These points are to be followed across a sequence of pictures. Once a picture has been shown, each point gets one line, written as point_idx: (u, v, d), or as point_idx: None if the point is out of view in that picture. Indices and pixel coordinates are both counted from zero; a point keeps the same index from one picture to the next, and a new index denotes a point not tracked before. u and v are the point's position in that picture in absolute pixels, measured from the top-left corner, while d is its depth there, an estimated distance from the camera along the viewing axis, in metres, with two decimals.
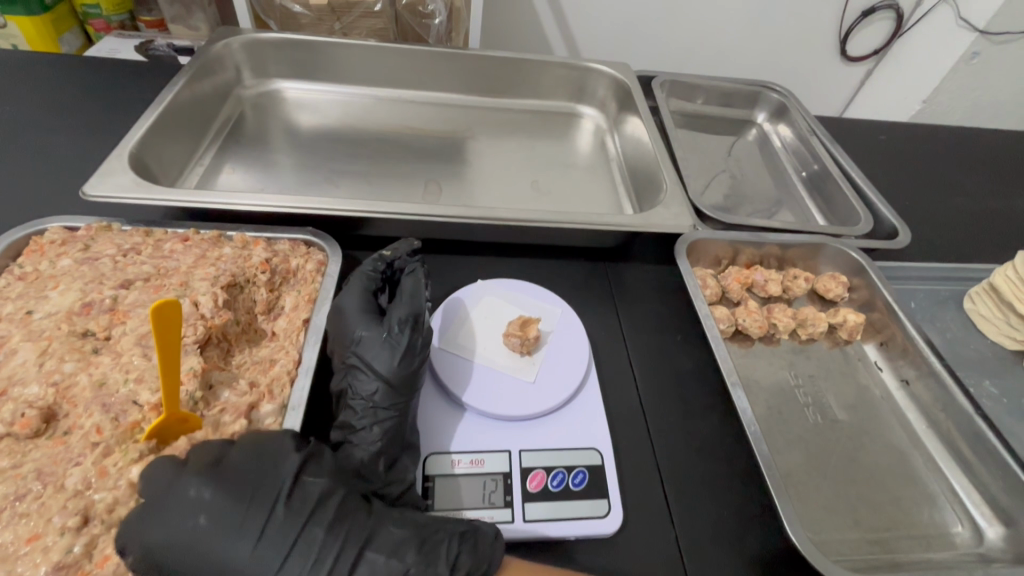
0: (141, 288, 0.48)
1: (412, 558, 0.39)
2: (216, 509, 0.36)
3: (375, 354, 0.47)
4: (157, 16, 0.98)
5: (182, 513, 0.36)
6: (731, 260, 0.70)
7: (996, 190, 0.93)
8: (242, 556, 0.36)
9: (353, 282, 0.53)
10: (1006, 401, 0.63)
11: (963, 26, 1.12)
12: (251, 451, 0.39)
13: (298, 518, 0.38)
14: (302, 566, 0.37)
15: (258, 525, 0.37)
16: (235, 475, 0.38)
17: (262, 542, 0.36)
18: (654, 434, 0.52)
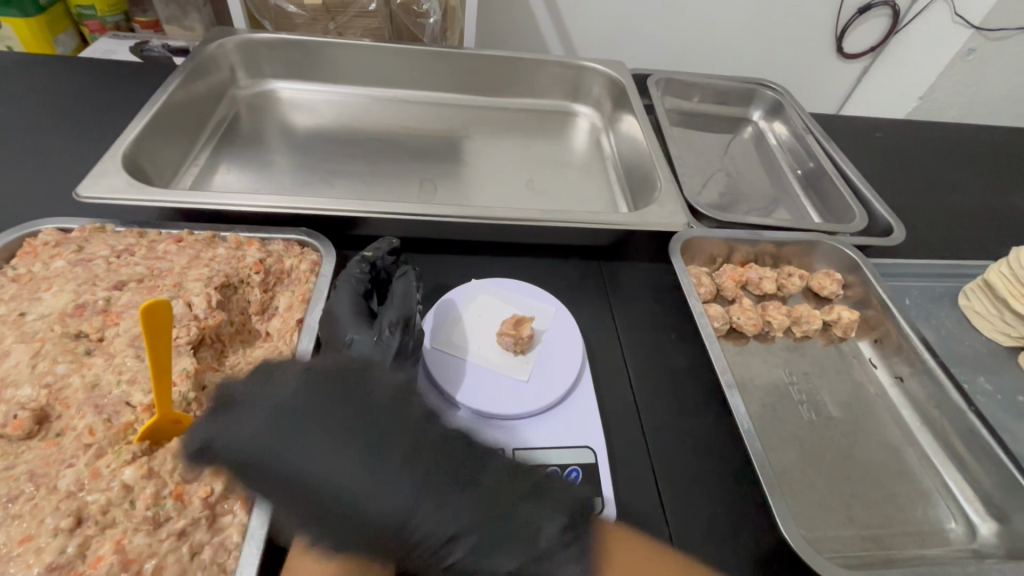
0: (134, 289, 0.48)
1: (518, 485, 0.39)
2: (319, 417, 0.39)
3: (367, 357, 0.48)
4: (153, 16, 0.99)
5: (282, 420, 0.38)
6: (726, 258, 0.70)
7: (992, 187, 0.94)
8: (343, 469, 0.37)
9: (341, 285, 0.53)
10: (1001, 397, 0.64)
11: (959, 22, 1.12)
12: (344, 373, 0.41)
13: (387, 434, 0.39)
14: (394, 480, 0.37)
15: (362, 437, 0.38)
16: (339, 391, 0.40)
17: (363, 455, 0.38)
18: (649, 432, 0.52)
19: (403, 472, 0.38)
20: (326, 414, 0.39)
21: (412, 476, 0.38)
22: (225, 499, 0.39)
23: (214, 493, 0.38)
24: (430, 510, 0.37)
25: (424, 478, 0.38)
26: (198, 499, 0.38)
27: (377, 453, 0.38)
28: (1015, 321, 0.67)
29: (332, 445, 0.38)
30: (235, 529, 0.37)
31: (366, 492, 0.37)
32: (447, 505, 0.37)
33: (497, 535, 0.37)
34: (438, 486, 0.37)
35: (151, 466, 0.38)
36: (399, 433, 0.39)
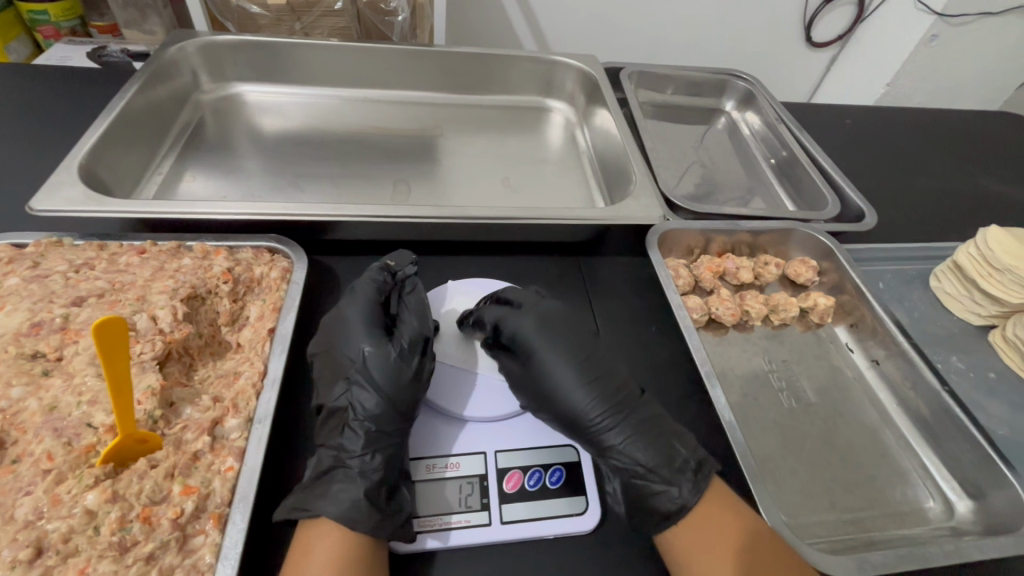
0: (94, 305, 0.46)
1: (665, 423, 0.49)
2: (562, 335, 0.52)
3: (383, 374, 0.46)
4: (111, 20, 0.97)
5: (541, 335, 0.51)
6: (703, 249, 0.70)
7: (958, 169, 0.96)
8: (559, 368, 0.50)
9: (359, 291, 0.52)
10: (973, 375, 0.65)
11: (922, 9, 1.14)
12: (561, 313, 0.54)
13: (596, 361, 0.51)
14: (593, 389, 0.49)
15: (582, 358, 0.51)
16: (572, 328, 0.53)
17: (580, 371, 0.50)
18: (625, 441, 0.47)
19: (595, 385, 0.49)
20: (560, 335, 0.52)
21: (600, 387, 0.49)
22: (196, 519, 0.37)
23: (184, 513, 0.37)
24: (607, 415, 0.48)
25: (609, 389, 0.49)
26: (167, 521, 0.36)
27: (587, 369, 0.50)
28: (985, 301, 0.67)
29: (559, 361, 0.50)
30: (208, 549, 0.36)
31: (568, 388, 0.49)
32: (622, 422, 0.47)
33: (650, 436, 0.47)
34: (618, 400, 0.49)
35: (115, 489, 0.36)
36: (600, 357, 0.52)
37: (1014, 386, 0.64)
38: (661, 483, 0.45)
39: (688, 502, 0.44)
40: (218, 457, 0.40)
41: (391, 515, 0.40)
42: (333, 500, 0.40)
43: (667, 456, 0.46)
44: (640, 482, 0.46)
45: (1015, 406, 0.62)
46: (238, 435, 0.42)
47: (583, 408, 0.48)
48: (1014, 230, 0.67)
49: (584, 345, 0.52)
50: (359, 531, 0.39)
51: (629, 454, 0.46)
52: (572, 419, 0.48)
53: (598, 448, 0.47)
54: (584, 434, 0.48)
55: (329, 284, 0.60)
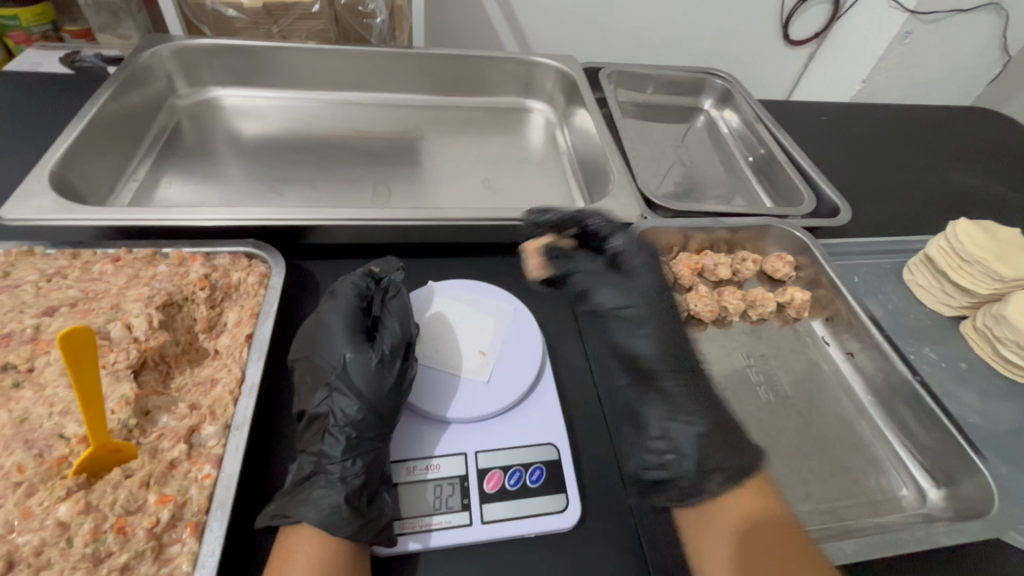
0: (66, 314, 0.46)
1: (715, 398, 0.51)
2: (652, 289, 0.58)
3: (364, 380, 0.45)
4: (83, 26, 0.96)
5: (635, 281, 0.58)
6: (682, 246, 0.71)
7: (931, 164, 0.98)
8: (640, 313, 0.56)
9: (341, 297, 0.52)
10: (945, 365, 0.66)
11: (895, 6, 1.16)
12: (655, 272, 0.59)
13: (672, 323, 0.56)
14: (660, 338, 0.54)
15: (663, 315, 0.56)
16: (659, 287, 0.58)
17: (658, 321, 0.55)
18: (692, 394, 0.50)
19: (663, 336, 0.54)
20: (653, 294, 0.57)
21: (667, 340, 0.54)
22: (173, 527, 0.37)
23: (160, 522, 0.36)
24: (665, 358, 0.53)
25: (675, 343, 0.54)
26: (142, 531, 0.36)
27: (665, 328, 0.55)
28: (957, 293, 0.69)
29: (642, 305, 0.56)
30: (184, 558, 0.36)
31: (642, 329, 0.55)
32: (686, 382, 0.51)
33: (700, 393, 0.51)
34: (679, 358, 0.53)
35: (89, 500, 0.36)
36: (675, 322, 0.56)
37: (985, 375, 0.66)
38: (688, 424, 0.48)
39: (756, 466, 0.46)
40: (195, 465, 0.40)
41: (371, 520, 0.40)
42: (314, 505, 0.40)
43: (729, 423, 0.49)
44: (671, 423, 0.48)
45: (985, 394, 0.64)
46: (215, 442, 0.42)
47: (648, 355, 0.53)
48: (982, 223, 0.69)
49: (664, 309, 0.57)
50: (340, 536, 0.39)
51: (674, 394, 0.50)
52: (634, 355, 0.53)
53: (648, 379, 0.52)
54: (637, 366, 0.53)
55: (309, 289, 0.59)
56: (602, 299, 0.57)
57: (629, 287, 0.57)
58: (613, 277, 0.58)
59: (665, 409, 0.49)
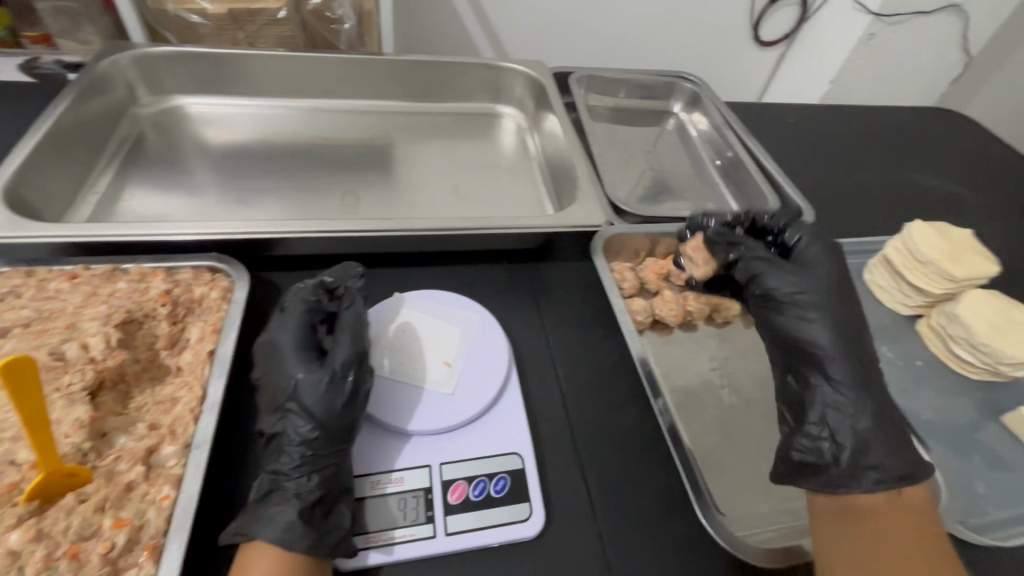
0: (19, 336, 0.45)
1: (885, 407, 0.50)
2: (830, 279, 0.54)
3: (315, 399, 0.45)
4: (42, 29, 0.92)
5: (809, 271, 0.55)
6: (649, 251, 0.72)
7: (893, 165, 1.01)
8: (817, 299, 0.53)
9: (290, 313, 0.51)
10: (901, 363, 0.68)
11: (859, 9, 1.19)
12: (831, 264, 0.55)
13: (852, 312, 0.53)
14: (838, 328, 0.51)
15: (840, 307, 0.53)
16: (834, 278, 0.54)
17: (834, 312, 0.52)
18: (865, 395, 0.49)
19: (841, 325, 0.51)
20: (836, 288, 0.54)
21: (844, 328, 0.52)
22: (129, 552, 0.37)
23: (115, 547, 0.36)
24: (842, 348, 0.50)
25: (852, 332, 0.52)
26: (96, 556, 0.36)
27: (846, 322, 0.52)
28: (913, 293, 0.71)
29: (823, 292, 0.53)
30: None
31: (817, 316, 0.52)
32: (859, 384, 0.49)
33: (869, 386, 0.50)
34: (855, 351, 0.51)
35: (41, 527, 0.36)
36: (856, 320, 0.53)
37: (939, 372, 0.68)
38: (856, 418, 0.48)
39: (897, 474, 0.46)
40: (153, 487, 0.40)
41: (327, 534, 0.41)
42: (269, 522, 0.40)
43: (892, 435, 0.48)
44: (850, 416, 0.48)
45: (938, 391, 0.66)
46: (174, 463, 0.41)
47: (827, 346, 0.50)
48: (936, 224, 0.72)
49: (843, 297, 0.53)
50: (294, 552, 0.39)
51: (841, 387, 0.49)
52: (806, 341, 0.51)
53: (819, 368, 0.50)
54: (807, 356, 0.51)
55: (274, 301, 0.59)
56: (771, 283, 0.54)
57: (801, 274, 0.54)
58: (783, 263, 0.56)
59: (838, 402, 0.49)
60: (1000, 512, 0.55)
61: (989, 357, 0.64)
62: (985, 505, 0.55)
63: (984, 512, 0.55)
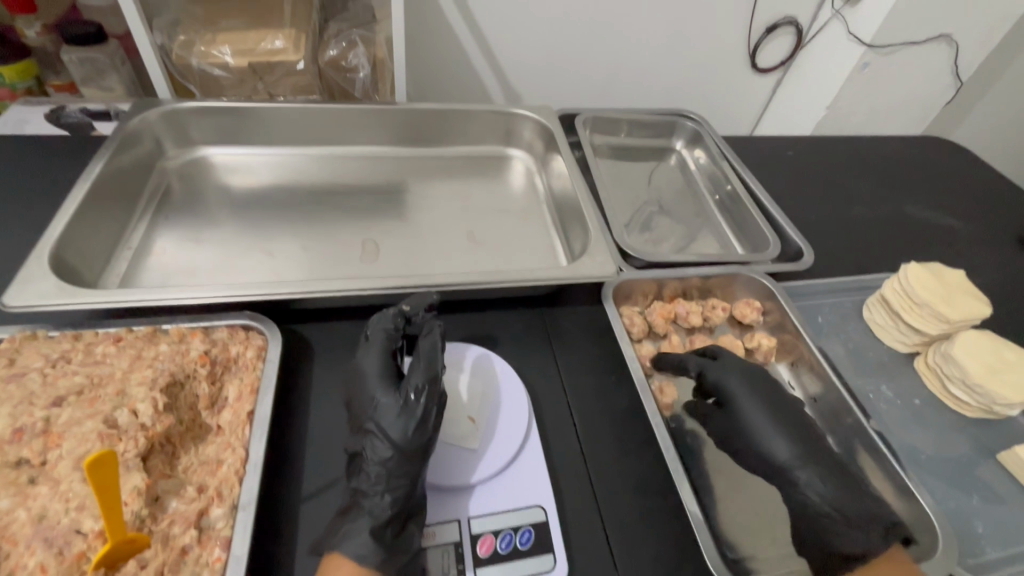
0: (74, 403, 0.48)
1: (846, 491, 0.54)
2: (752, 394, 0.60)
3: (390, 421, 0.50)
4: (67, 78, 0.99)
5: (734, 392, 0.60)
6: (657, 294, 0.75)
7: (888, 196, 1.05)
8: (747, 420, 0.58)
9: (373, 340, 0.56)
10: (900, 401, 0.71)
11: (853, 40, 1.23)
12: (749, 380, 0.61)
13: (790, 412, 0.59)
14: (790, 435, 0.57)
15: (767, 422, 0.58)
16: (757, 390, 0.60)
17: (763, 431, 0.57)
18: (821, 496, 0.53)
19: (788, 432, 0.57)
20: (761, 396, 0.60)
21: (796, 435, 0.57)
22: None
23: None
24: (803, 456, 0.55)
25: (799, 432, 0.57)
26: None
27: (782, 430, 0.57)
28: (910, 332, 0.75)
29: (761, 411, 0.58)
30: None
31: (751, 435, 0.58)
32: (817, 484, 0.54)
33: (839, 482, 0.54)
34: (816, 453, 0.56)
35: None
36: (794, 419, 0.59)
37: (937, 410, 0.71)
38: (826, 516, 0.52)
39: (869, 547, 0.50)
40: (205, 549, 0.43)
41: (398, 553, 0.45)
42: (344, 538, 0.45)
43: (857, 512, 0.52)
44: (837, 519, 0.52)
45: (937, 429, 0.69)
46: (223, 524, 0.44)
47: (777, 461, 0.56)
48: (930, 265, 0.75)
49: (779, 402, 0.60)
50: (369, 566, 0.44)
51: (818, 492, 0.53)
52: (757, 457, 0.57)
53: (790, 483, 0.55)
54: (777, 474, 0.56)
55: (303, 354, 0.62)
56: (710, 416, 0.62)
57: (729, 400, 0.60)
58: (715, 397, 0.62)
59: (821, 509, 0.53)
60: (997, 552, 0.58)
61: (984, 397, 0.67)
62: (983, 545, 0.58)
63: (981, 552, 0.58)
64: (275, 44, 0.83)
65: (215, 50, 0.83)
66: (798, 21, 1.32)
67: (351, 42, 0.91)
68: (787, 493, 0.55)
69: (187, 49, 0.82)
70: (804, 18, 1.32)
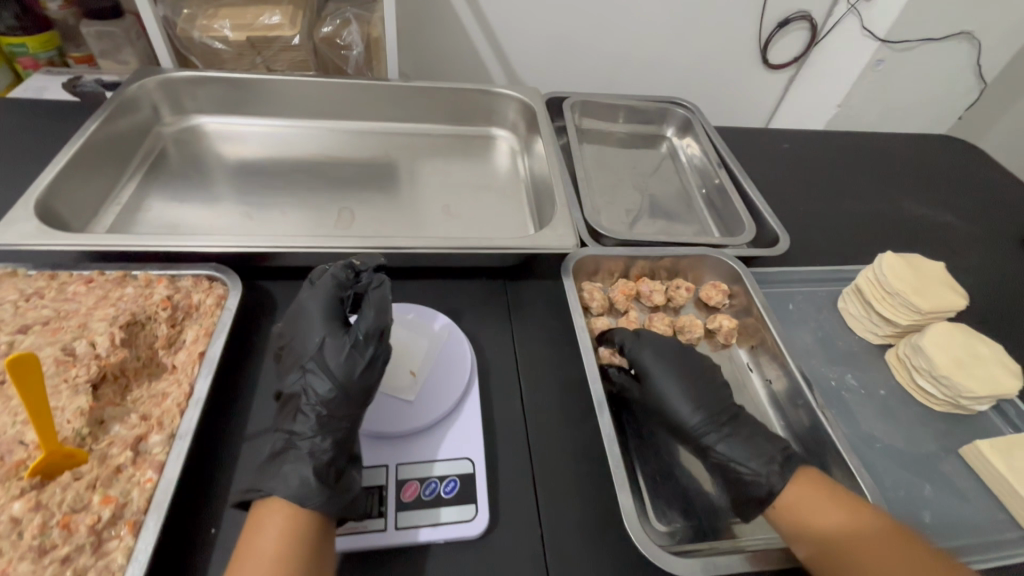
0: (38, 332, 0.52)
1: (750, 431, 0.56)
2: (663, 368, 0.60)
3: (336, 362, 0.51)
4: (87, 51, 1.05)
5: (650, 364, 0.60)
6: (623, 272, 0.75)
7: (886, 193, 1.01)
8: (666, 389, 0.59)
9: (319, 285, 0.57)
10: (865, 392, 0.69)
11: (867, 35, 1.20)
12: (658, 356, 0.61)
13: (705, 377, 0.60)
14: (698, 401, 0.57)
15: (679, 390, 0.58)
16: (673, 359, 0.61)
17: (679, 397, 0.58)
18: (731, 451, 0.54)
19: (698, 398, 0.57)
20: (672, 366, 0.60)
21: (705, 400, 0.57)
22: (112, 525, 0.42)
23: (101, 520, 0.42)
24: (711, 421, 0.56)
25: (708, 396, 0.58)
26: (84, 527, 0.41)
27: (692, 395, 0.58)
28: (882, 323, 0.73)
29: (672, 380, 0.59)
30: (120, 552, 0.41)
31: (667, 404, 0.58)
32: (727, 440, 0.55)
33: (746, 438, 0.55)
34: (722, 413, 0.57)
35: (39, 498, 0.42)
36: (706, 381, 0.59)
37: (902, 402, 0.69)
38: (740, 471, 0.53)
39: (773, 487, 0.52)
40: (138, 470, 0.45)
41: (341, 494, 0.46)
42: (282, 480, 0.45)
43: (760, 453, 0.54)
44: (746, 472, 0.53)
45: (901, 421, 0.67)
46: (159, 450, 0.47)
47: (687, 425, 0.56)
48: (908, 257, 0.73)
49: (692, 370, 0.60)
50: (309, 507, 0.44)
51: (727, 451, 0.54)
52: (674, 423, 0.58)
53: (700, 445, 0.56)
54: (687, 437, 0.57)
55: (265, 308, 0.65)
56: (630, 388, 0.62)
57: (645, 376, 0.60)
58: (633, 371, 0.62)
59: (731, 465, 0.54)
60: (942, 543, 0.56)
61: (951, 389, 0.65)
62: (929, 535, 0.57)
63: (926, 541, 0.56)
64: (272, 20, 0.86)
65: (216, 24, 0.86)
66: (812, 15, 1.29)
67: (344, 20, 0.94)
68: (702, 454, 0.56)
69: (190, 23, 0.86)
70: (818, 12, 1.29)
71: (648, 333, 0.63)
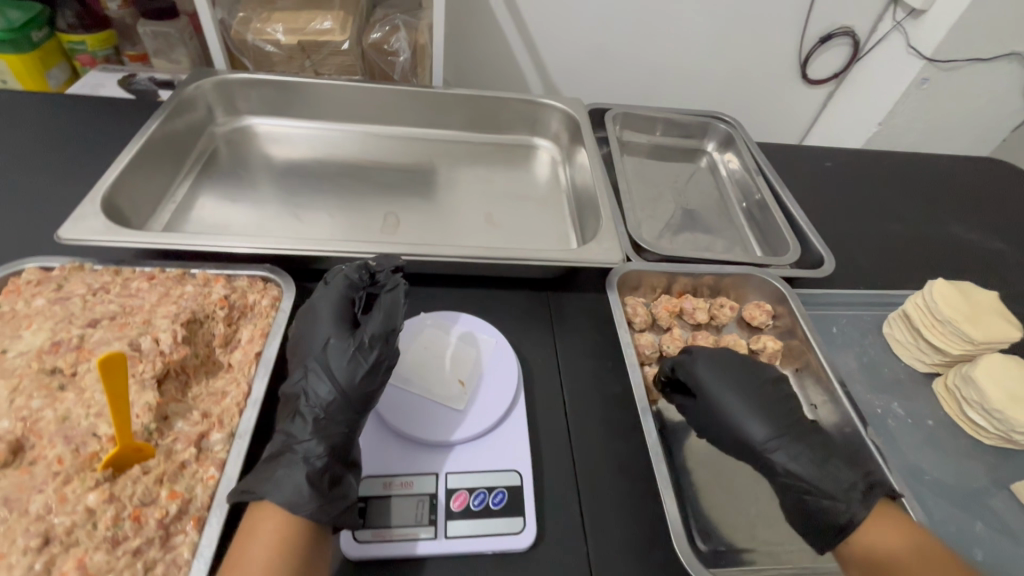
0: (106, 327, 0.54)
1: (823, 452, 0.54)
2: (722, 378, 0.59)
3: (339, 365, 0.51)
4: (141, 50, 1.07)
5: (709, 377, 0.60)
6: (666, 289, 0.75)
7: (932, 215, 0.99)
8: (729, 405, 0.58)
9: (332, 286, 0.58)
10: (911, 421, 0.68)
11: (913, 53, 1.18)
12: (714, 365, 0.61)
13: (765, 391, 0.59)
14: (762, 415, 0.57)
15: (744, 404, 0.57)
16: (732, 372, 0.60)
17: (744, 412, 0.57)
18: (806, 473, 0.53)
19: (763, 413, 0.57)
20: (733, 379, 0.59)
21: (771, 414, 0.57)
22: (179, 520, 0.44)
23: (169, 514, 0.43)
24: (777, 435, 0.55)
25: (773, 410, 0.57)
26: (153, 520, 0.43)
27: (757, 408, 0.57)
28: (932, 352, 0.71)
29: (732, 393, 0.58)
30: (186, 547, 0.43)
31: (738, 421, 0.57)
32: (800, 454, 0.54)
33: (816, 455, 0.54)
34: (790, 429, 0.56)
35: (112, 491, 0.43)
36: (771, 394, 0.59)
37: (951, 434, 0.68)
38: (817, 498, 0.52)
39: (856, 516, 0.50)
40: (201, 466, 0.47)
41: (333, 502, 0.45)
42: (275, 485, 0.45)
43: (833, 475, 0.53)
44: (823, 497, 0.52)
45: (949, 453, 0.66)
46: (220, 448, 0.48)
47: (755, 441, 0.55)
48: (960, 285, 0.72)
49: (754, 384, 0.59)
50: (301, 514, 0.44)
51: (796, 469, 0.53)
52: (741, 439, 0.56)
53: (765, 461, 0.55)
54: (756, 455, 0.56)
55: None
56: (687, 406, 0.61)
57: (704, 391, 0.59)
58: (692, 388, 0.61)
59: (805, 487, 0.53)
60: None
61: (1003, 424, 0.64)
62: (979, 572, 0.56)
63: None
64: (324, 25, 0.88)
65: (269, 28, 0.88)
66: (856, 31, 1.27)
67: (393, 26, 0.95)
68: (768, 472, 0.55)
69: (244, 26, 0.88)
70: (862, 28, 1.27)
71: (699, 347, 0.64)
